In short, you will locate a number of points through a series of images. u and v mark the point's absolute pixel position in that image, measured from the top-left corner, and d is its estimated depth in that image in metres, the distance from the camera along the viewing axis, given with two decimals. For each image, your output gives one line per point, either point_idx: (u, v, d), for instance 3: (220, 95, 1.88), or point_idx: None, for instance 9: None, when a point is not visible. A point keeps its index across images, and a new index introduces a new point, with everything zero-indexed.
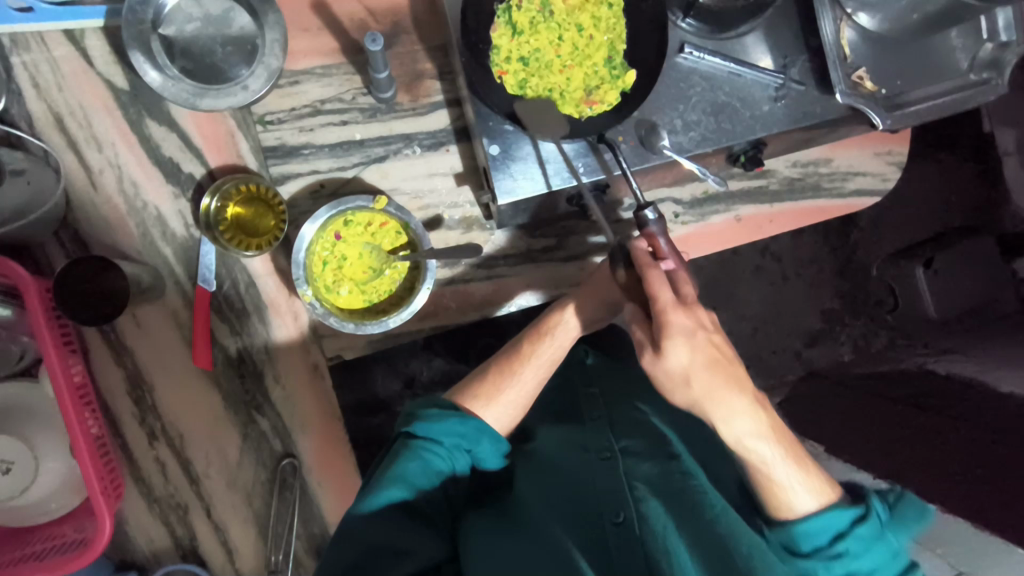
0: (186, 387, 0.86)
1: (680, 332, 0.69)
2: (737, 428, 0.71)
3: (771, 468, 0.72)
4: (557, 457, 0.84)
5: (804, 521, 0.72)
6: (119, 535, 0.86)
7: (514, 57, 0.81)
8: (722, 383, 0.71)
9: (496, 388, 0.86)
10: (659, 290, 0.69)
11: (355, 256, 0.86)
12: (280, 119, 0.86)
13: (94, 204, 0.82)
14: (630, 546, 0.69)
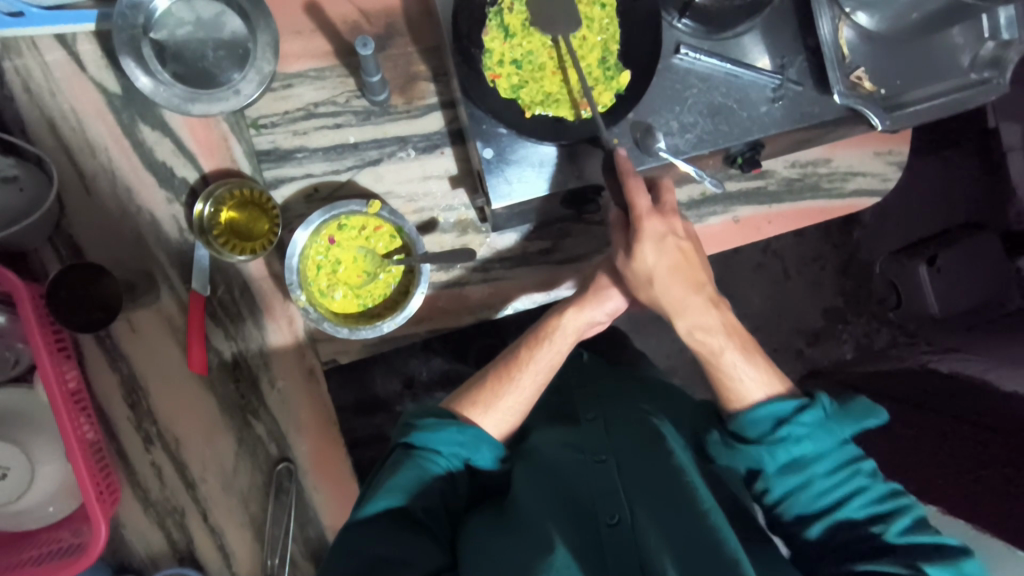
0: (181, 392, 0.86)
1: (652, 232, 0.75)
2: (693, 323, 0.79)
3: (722, 359, 0.79)
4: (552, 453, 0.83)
5: (753, 409, 0.76)
6: (116, 539, 0.87)
7: (507, 59, 0.81)
8: (687, 292, 0.78)
9: (494, 396, 0.86)
10: (639, 199, 0.74)
11: (350, 260, 0.85)
12: (274, 123, 0.85)
13: (88, 209, 0.82)
14: (625, 546, 0.70)
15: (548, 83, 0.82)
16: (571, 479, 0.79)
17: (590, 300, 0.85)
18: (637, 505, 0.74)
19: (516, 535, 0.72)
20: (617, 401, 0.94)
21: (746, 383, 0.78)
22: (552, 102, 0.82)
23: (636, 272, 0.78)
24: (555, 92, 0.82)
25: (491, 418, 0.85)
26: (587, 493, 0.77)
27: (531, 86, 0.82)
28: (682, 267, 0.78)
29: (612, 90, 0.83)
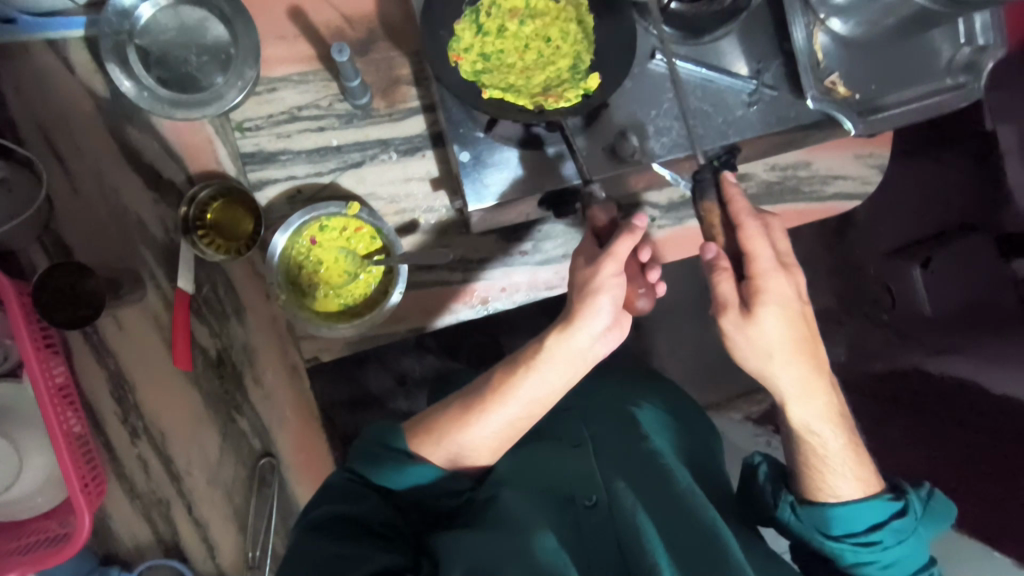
0: (167, 387, 0.88)
1: (776, 292, 0.68)
2: (809, 413, 0.74)
3: (828, 451, 0.75)
4: (527, 448, 0.83)
5: (841, 505, 0.76)
6: (103, 531, 0.89)
7: (475, 50, 0.79)
8: (810, 370, 0.72)
9: (460, 424, 0.75)
10: (755, 248, 0.69)
11: (332, 261, 0.88)
12: (258, 126, 0.87)
13: (76, 209, 0.84)
14: (604, 530, 0.71)
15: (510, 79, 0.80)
16: (547, 467, 0.79)
17: (583, 304, 0.70)
18: (615, 487, 0.75)
19: (491, 527, 0.69)
20: (604, 400, 0.94)
21: (846, 481, 0.76)
22: (513, 93, 0.77)
23: (746, 339, 0.70)
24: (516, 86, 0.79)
25: (466, 448, 0.75)
26: (563, 478, 0.77)
27: (494, 77, 0.78)
28: (807, 345, 0.71)
29: (578, 88, 0.77)
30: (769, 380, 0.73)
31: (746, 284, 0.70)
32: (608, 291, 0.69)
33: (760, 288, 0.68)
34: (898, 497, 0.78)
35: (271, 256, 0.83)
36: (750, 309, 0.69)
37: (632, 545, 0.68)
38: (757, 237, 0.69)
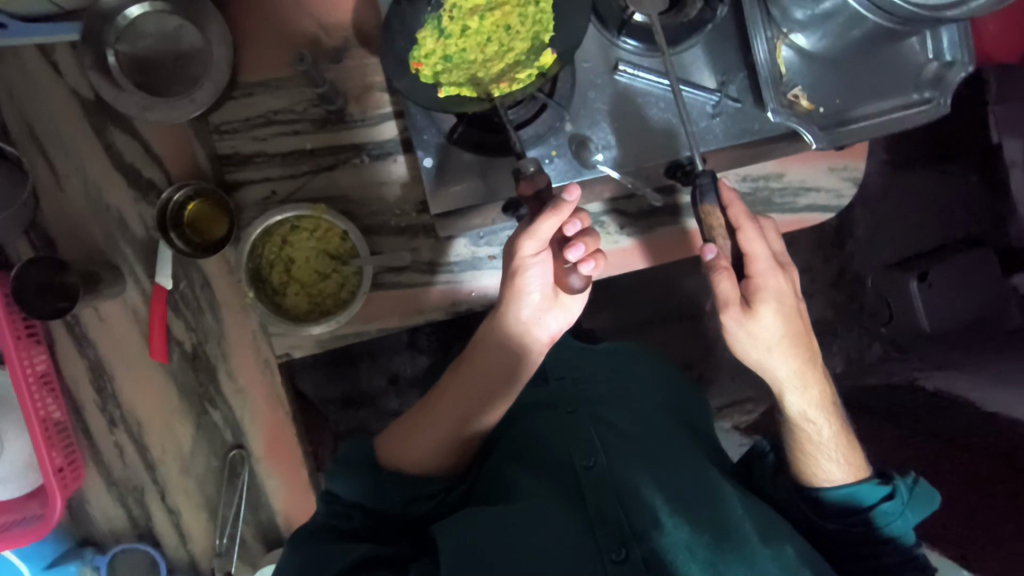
0: (144, 379, 0.92)
1: (772, 288, 0.74)
2: (805, 401, 0.80)
3: (820, 439, 0.81)
4: (524, 422, 0.88)
5: (833, 489, 0.81)
6: (79, 514, 0.93)
7: (437, 53, 0.80)
8: (803, 361, 0.78)
9: (414, 429, 0.79)
10: (752, 249, 0.75)
11: (303, 260, 0.90)
12: (236, 129, 0.91)
13: (61, 206, 0.88)
14: (605, 490, 0.76)
15: (470, 69, 0.81)
16: (544, 440, 0.83)
17: (516, 282, 0.74)
18: (615, 457, 0.81)
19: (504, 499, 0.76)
20: (597, 370, 0.96)
21: (837, 466, 0.82)
22: (469, 85, 0.81)
23: (745, 333, 0.76)
24: (476, 75, 0.81)
25: (424, 455, 0.78)
26: (561, 442, 0.82)
27: (454, 73, 0.81)
28: (801, 337, 0.77)
29: (531, 71, 0.80)
30: (766, 371, 0.79)
31: (745, 282, 0.75)
32: (530, 268, 0.73)
33: (760, 287, 0.74)
34: (886, 481, 0.82)
35: (253, 230, 0.87)
36: (750, 305, 0.74)
37: (632, 504, 0.75)
38: (754, 238, 0.75)
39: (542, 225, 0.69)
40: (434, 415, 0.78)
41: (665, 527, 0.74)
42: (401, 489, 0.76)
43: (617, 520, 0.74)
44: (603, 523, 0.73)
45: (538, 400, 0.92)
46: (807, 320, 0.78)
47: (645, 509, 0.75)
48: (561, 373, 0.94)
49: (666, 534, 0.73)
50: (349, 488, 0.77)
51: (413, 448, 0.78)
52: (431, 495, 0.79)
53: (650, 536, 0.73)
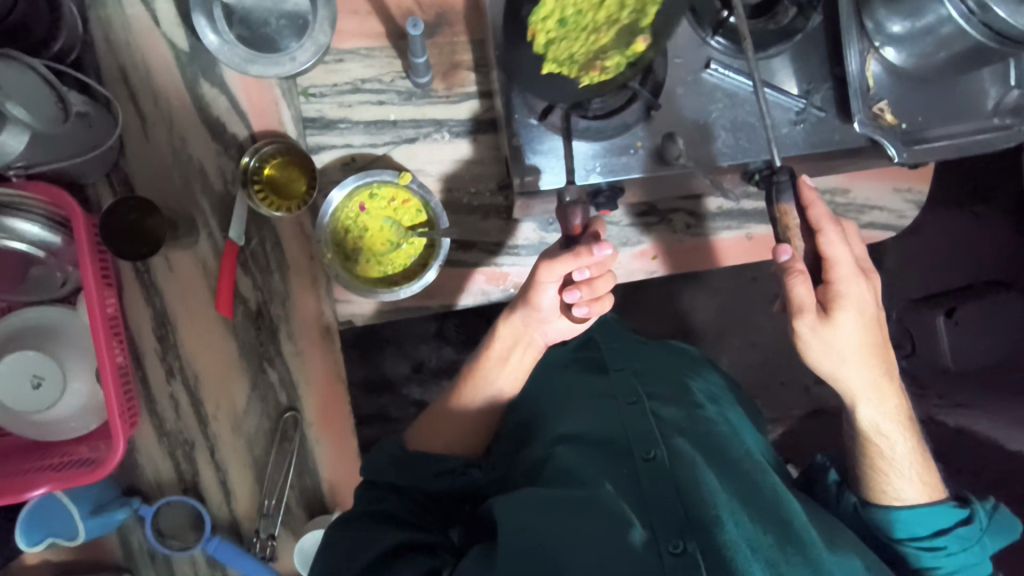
0: (206, 333, 0.92)
1: (853, 296, 0.74)
2: (875, 413, 0.81)
3: (895, 452, 0.82)
4: (577, 405, 0.82)
5: (908, 508, 0.81)
6: (128, 462, 0.92)
7: (555, 16, 0.68)
8: (875, 374, 0.79)
9: (436, 422, 0.85)
10: (833, 252, 0.74)
11: (377, 229, 0.91)
12: (322, 93, 0.91)
13: (145, 153, 0.89)
14: (664, 481, 0.70)
15: (575, 40, 0.71)
16: (601, 424, 0.78)
17: (534, 295, 0.80)
18: (678, 447, 0.74)
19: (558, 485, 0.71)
20: (654, 364, 0.91)
21: (912, 485, 0.82)
22: (569, 63, 0.73)
23: (825, 341, 0.76)
24: (579, 49, 0.72)
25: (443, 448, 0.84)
26: (619, 429, 0.77)
27: (563, 44, 0.70)
28: (875, 348, 0.78)
29: (621, 61, 0.74)
30: (840, 382, 0.79)
31: (824, 288, 0.75)
32: (543, 292, 0.79)
33: (841, 294, 0.74)
34: (964, 505, 0.83)
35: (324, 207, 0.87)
36: (829, 313, 0.74)
37: (694, 497, 0.69)
38: (836, 242, 0.74)
39: (559, 264, 0.74)
40: (456, 405, 0.86)
41: (728, 526, 0.67)
42: (433, 467, 0.79)
43: (676, 511, 0.68)
44: (660, 513, 0.68)
45: (593, 386, 0.85)
46: (884, 331, 0.78)
47: (707, 504, 0.68)
48: (618, 364, 0.89)
49: (728, 532, 0.66)
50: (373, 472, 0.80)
51: (436, 439, 0.84)
52: (454, 469, 0.80)
53: (711, 531, 0.66)
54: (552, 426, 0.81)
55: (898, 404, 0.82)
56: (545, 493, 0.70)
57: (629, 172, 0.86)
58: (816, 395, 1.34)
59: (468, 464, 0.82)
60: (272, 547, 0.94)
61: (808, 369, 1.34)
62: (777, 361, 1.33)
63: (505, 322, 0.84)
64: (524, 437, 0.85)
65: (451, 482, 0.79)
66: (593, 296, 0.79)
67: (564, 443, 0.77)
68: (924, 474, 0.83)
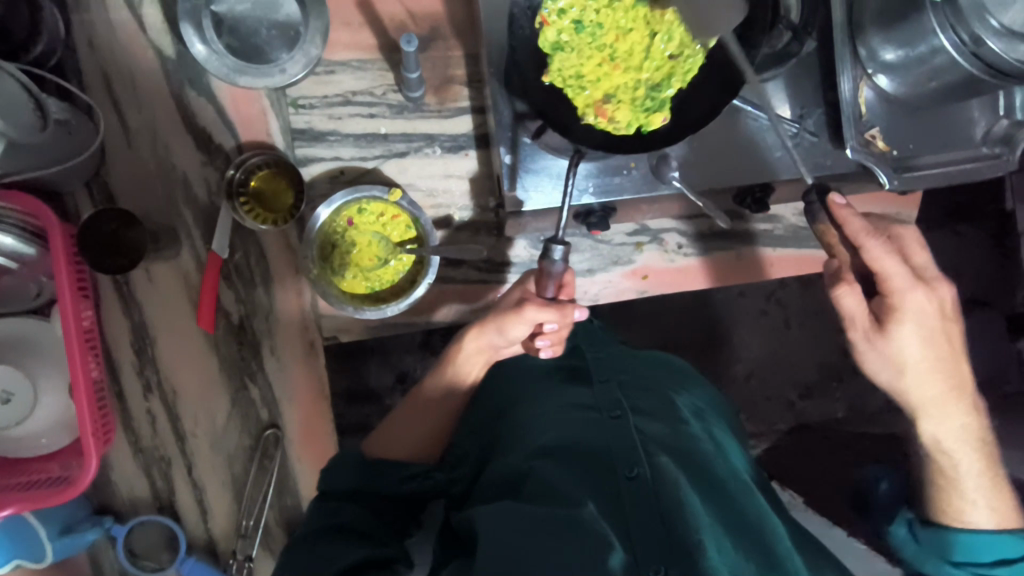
0: (186, 348, 0.89)
1: (913, 311, 0.69)
2: (941, 429, 0.72)
3: (960, 473, 0.72)
4: (557, 416, 0.77)
5: (971, 533, 0.71)
6: (101, 480, 0.89)
7: (574, 31, 0.73)
8: (947, 390, 0.71)
9: (392, 429, 0.80)
10: (884, 267, 0.68)
11: (365, 243, 0.89)
12: (313, 105, 0.90)
13: (127, 161, 0.86)
14: (646, 503, 0.65)
15: (588, 62, 0.73)
16: (583, 436, 0.72)
17: (509, 323, 0.73)
18: (664, 466, 0.69)
19: (533, 500, 0.66)
20: (640, 376, 0.86)
21: (981, 510, 0.71)
22: (575, 91, 0.74)
23: (881, 354, 0.71)
24: (588, 78, 0.74)
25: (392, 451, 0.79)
26: (601, 443, 0.71)
27: (573, 67, 0.73)
28: (945, 363, 0.71)
29: (636, 121, 0.74)
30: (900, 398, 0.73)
31: (879, 300, 0.71)
32: (514, 329, 0.74)
33: (897, 307, 0.69)
34: None
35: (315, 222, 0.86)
36: (884, 327, 0.70)
37: (678, 522, 0.64)
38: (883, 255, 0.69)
39: (535, 312, 0.72)
40: (415, 413, 0.81)
41: (711, 555, 0.62)
42: (399, 472, 0.74)
43: (659, 536, 0.63)
44: (642, 537, 0.63)
45: (575, 398, 0.80)
46: (959, 345, 0.72)
47: (691, 528, 0.64)
48: (604, 375, 0.84)
49: (712, 561, 0.62)
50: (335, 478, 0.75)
51: (390, 447, 0.78)
52: (417, 474, 0.75)
53: (694, 559, 0.61)
54: (528, 439, 0.75)
55: (979, 422, 0.73)
56: (522, 511, 0.64)
57: (622, 192, 0.85)
58: (800, 411, 1.25)
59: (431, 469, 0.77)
60: (249, 568, 0.91)
61: (793, 383, 1.25)
62: (763, 375, 1.25)
63: (475, 335, 0.78)
64: (496, 448, 0.79)
65: (415, 487, 0.75)
66: (562, 335, 0.76)
67: (543, 455, 0.71)
68: (999, 498, 0.72)
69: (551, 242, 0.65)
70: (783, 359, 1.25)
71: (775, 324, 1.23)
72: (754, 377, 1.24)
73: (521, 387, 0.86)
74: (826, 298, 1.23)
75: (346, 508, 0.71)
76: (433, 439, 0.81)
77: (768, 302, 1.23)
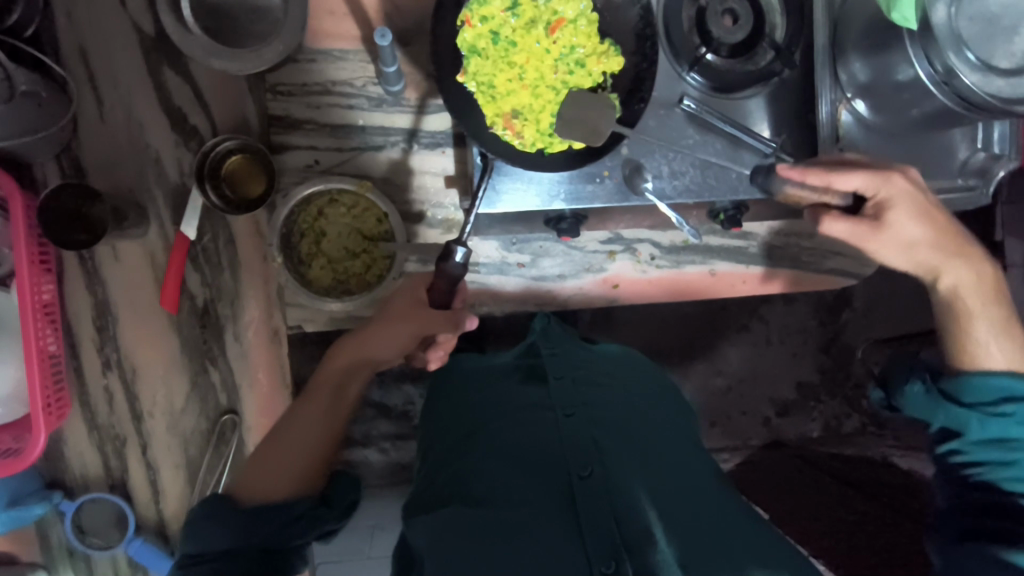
0: (149, 327, 0.89)
1: (900, 193, 0.69)
2: (959, 276, 0.71)
3: (972, 324, 0.70)
4: (514, 418, 0.75)
5: (985, 375, 0.68)
6: (54, 454, 0.89)
7: (489, 36, 0.78)
8: (941, 257, 0.71)
9: (266, 461, 0.72)
10: (847, 183, 0.69)
11: (334, 235, 0.88)
12: (291, 92, 0.89)
13: (100, 136, 0.86)
14: (599, 501, 0.64)
15: (499, 74, 0.79)
16: (534, 438, 0.72)
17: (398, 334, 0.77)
18: (613, 461, 0.69)
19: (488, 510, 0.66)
20: (592, 369, 0.84)
21: (994, 352, 0.69)
22: (483, 95, 0.78)
23: (889, 244, 0.71)
24: (498, 90, 0.79)
25: (258, 488, 0.69)
26: (556, 447, 0.70)
27: (483, 73, 0.78)
28: (936, 236, 0.71)
29: (539, 142, 0.80)
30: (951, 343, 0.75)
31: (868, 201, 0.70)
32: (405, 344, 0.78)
33: (886, 191, 0.69)
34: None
35: (281, 210, 0.85)
36: (879, 216, 0.69)
37: (628, 519, 0.63)
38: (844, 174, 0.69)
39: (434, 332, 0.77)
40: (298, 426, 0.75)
41: (664, 546, 0.62)
42: (279, 518, 0.65)
43: (609, 530, 0.62)
44: (594, 534, 0.62)
45: (529, 399, 0.78)
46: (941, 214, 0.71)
47: (642, 526, 0.63)
48: (560, 372, 0.81)
49: (662, 552, 0.61)
50: (204, 538, 0.63)
51: (264, 484, 0.69)
52: (303, 513, 0.67)
53: (645, 552, 0.61)
54: (482, 445, 0.74)
55: (973, 259, 0.72)
56: (473, 522, 0.65)
57: (593, 201, 0.85)
58: (776, 427, 1.24)
59: (317, 504, 0.69)
60: None
61: (769, 400, 1.24)
62: (742, 390, 1.23)
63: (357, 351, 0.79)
64: (449, 454, 0.77)
65: (304, 529, 0.66)
66: (450, 343, 0.87)
67: (494, 461, 0.71)
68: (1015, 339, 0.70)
69: (454, 245, 0.70)
70: (759, 375, 1.23)
71: (754, 340, 1.22)
72: (729, 391, 1.23)
73: (475, 391, 0.84)
74: (805, 317, 1.22)
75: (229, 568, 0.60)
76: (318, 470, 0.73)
77: (751, 317, 1.21)
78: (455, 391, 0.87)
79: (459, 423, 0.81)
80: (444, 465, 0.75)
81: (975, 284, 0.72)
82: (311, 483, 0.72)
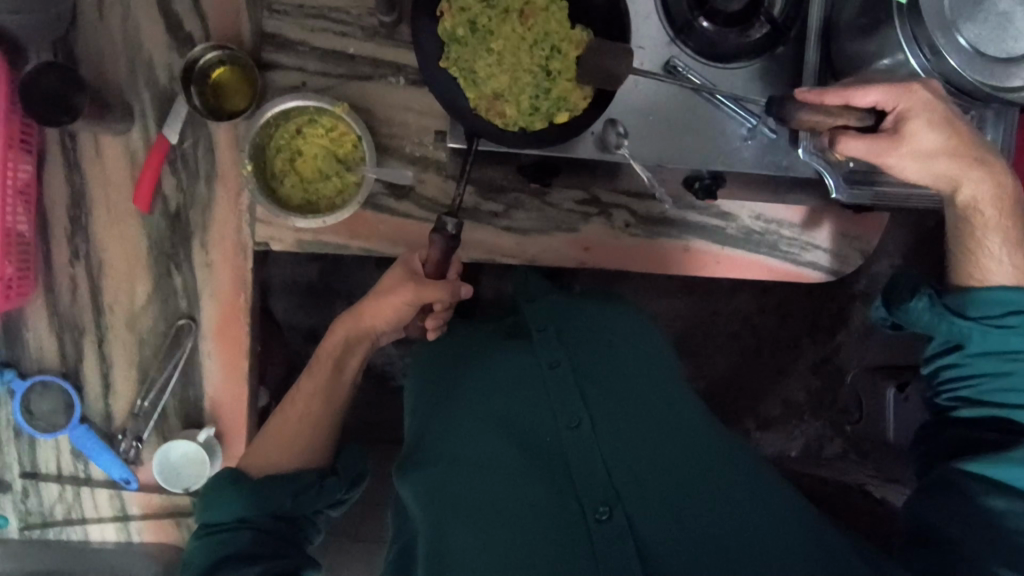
0: (120, 224, 0.91)
1: (920, 105, 0.72)
2: (980, 188, 0.76)
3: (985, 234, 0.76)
4: (503, 378, 0.82)
5: (987, 289, 0.75)
6: (15, 334, 0.91)
7: (464, 23, 0.81)
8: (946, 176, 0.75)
9: (274, 441, 0.84)
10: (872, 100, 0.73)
11: (310, 155, 0.89)
12: (287, 12, 0.90)
13: (96, 31, 0.88)
14: (587, 452, 0.75)
15: (478, 60, 0.81)
16: (525, 402, 0.80)
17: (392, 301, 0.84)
18: (599, 423, 0.77)
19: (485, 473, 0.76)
20: (577, 314, 0.88)
21: (1002, 266, 0.75)
22: (464, 78, 0.81)
23: (907, 156, 0.75)
24: (480, 74, 0.81)
25: (270, 465, 0.83)
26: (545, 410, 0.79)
27: (464, 58, 0.81)
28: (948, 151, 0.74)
29: (521, 122, 0.82)
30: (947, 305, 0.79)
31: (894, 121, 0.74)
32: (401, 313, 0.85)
33: (907, 102, 0.73)
34: None
35: (257, 122, 0.86)
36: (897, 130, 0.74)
37: (615, 470, 0.74)
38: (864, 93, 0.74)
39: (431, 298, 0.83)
40: (302, 403, 0.86)
41: (646, 484, 0.75)
42: (290, 489, 0.81)
43: (601, 479, 0.74)
44: (586, 482, 0.74)
45: (515, 355, 0.84)
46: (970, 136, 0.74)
47: (628, 474, 0.75)
48: (543, 323, 0.85)
49: (646, 491, 0.74)
50: (220, 509, 0.77)
51: (272, 460, 0.83)
52: (312, 483, 0.83)
53: (630, 499, 0.73)
54: (476, 407, 0.81)
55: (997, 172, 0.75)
56: (476, 487, 0.76)
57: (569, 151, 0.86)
58: None
59: (325, 476, 0.85)
60: (136, 449, 0.92)
61: None
62: None
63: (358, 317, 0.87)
64: (440, 404, 0.84)
65: (305, 500, 0.81)
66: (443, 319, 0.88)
67: (487, 426, 0.79)
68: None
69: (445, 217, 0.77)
70: None
71: None
72: None
73: (468, 341, 0.90)
74: None
75: (241, 533, 0.75)
76: (319, 445, 0.86)
77: None
78: (446, 341, 0.92)
79: (452, 370, 0.87)
80: (436, 415, 0.83)
81: (995, 197, 0.76)
82: (318, 457, 0.86)
